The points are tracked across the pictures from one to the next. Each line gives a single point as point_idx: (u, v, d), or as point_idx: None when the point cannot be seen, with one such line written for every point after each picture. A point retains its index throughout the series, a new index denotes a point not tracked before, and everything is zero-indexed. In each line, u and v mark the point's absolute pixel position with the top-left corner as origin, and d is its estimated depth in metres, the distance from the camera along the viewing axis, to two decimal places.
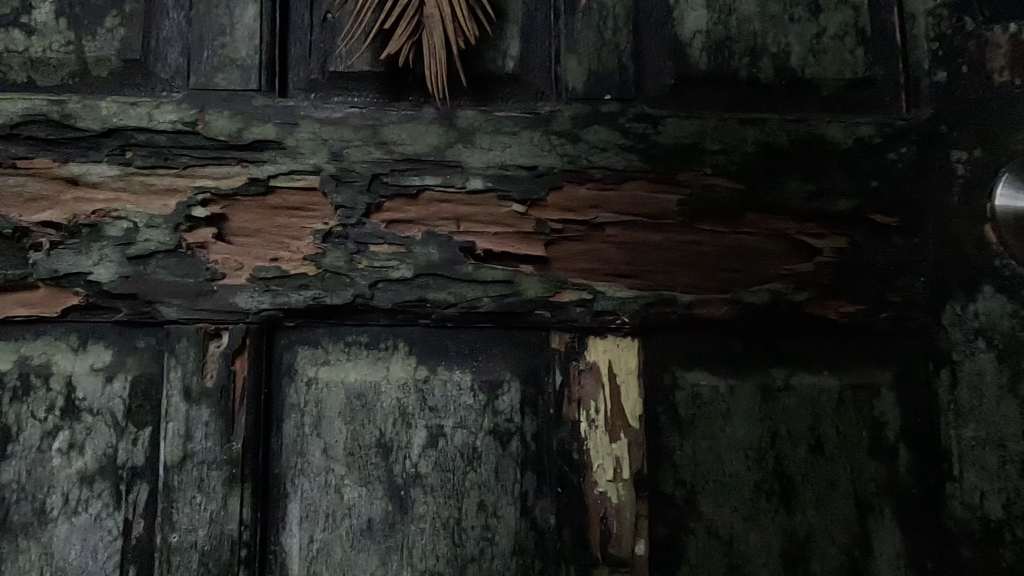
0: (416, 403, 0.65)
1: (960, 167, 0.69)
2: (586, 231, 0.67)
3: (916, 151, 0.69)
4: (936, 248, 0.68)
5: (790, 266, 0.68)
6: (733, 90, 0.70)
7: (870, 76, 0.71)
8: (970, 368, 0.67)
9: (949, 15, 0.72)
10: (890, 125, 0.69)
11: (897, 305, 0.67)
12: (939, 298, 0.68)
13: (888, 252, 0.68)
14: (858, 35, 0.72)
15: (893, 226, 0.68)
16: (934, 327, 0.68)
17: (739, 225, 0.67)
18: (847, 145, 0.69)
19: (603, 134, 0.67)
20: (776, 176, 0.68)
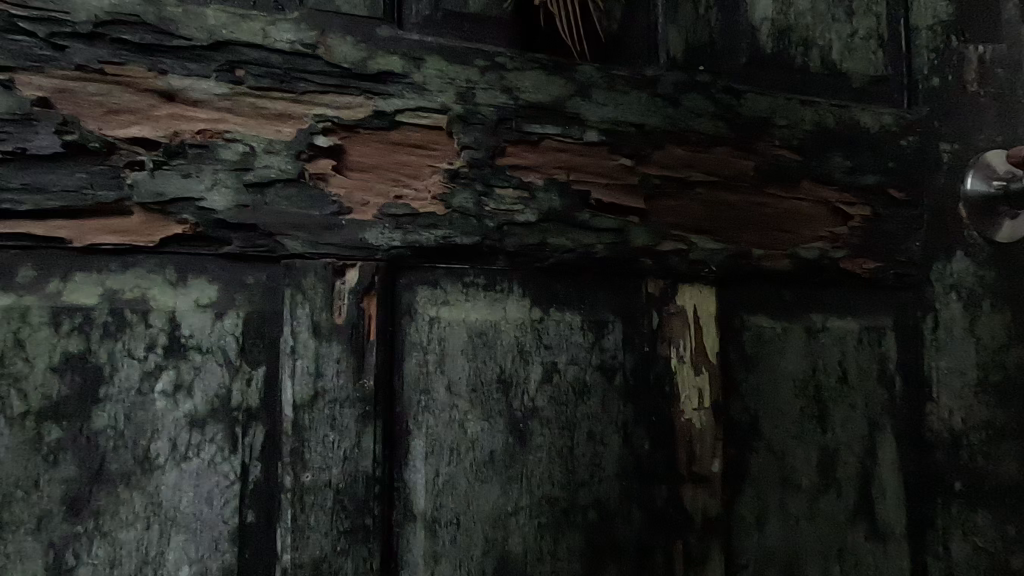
0: (532, 341, 0.68)
1: (947, 156, 0.86)
2: (680, 188, 0.74)
3: (920, 139, 0.85)
4: (928, 219, 0.85)
5: (830, 228, 0.81)
6: (791, 74, 0.81)
7: (886, 75, 0.86)
8: (946, 314, 0.86)
9: (942, 31, 0.88)
10: (902, 118, 0.85)
11: (902, 263, 0.84)
12: (928, 260, 0.85)
13: (899, 220, 0.83)
14: (878, 39, 0.86)
15: (902, 199, 0.84)
16: (924, 282, 0.85)
17: (797, 191, 0.79)
18: (874, 130, 0.83)
19: (698, 100, 0.74)
20: (825, 151, 0.80)
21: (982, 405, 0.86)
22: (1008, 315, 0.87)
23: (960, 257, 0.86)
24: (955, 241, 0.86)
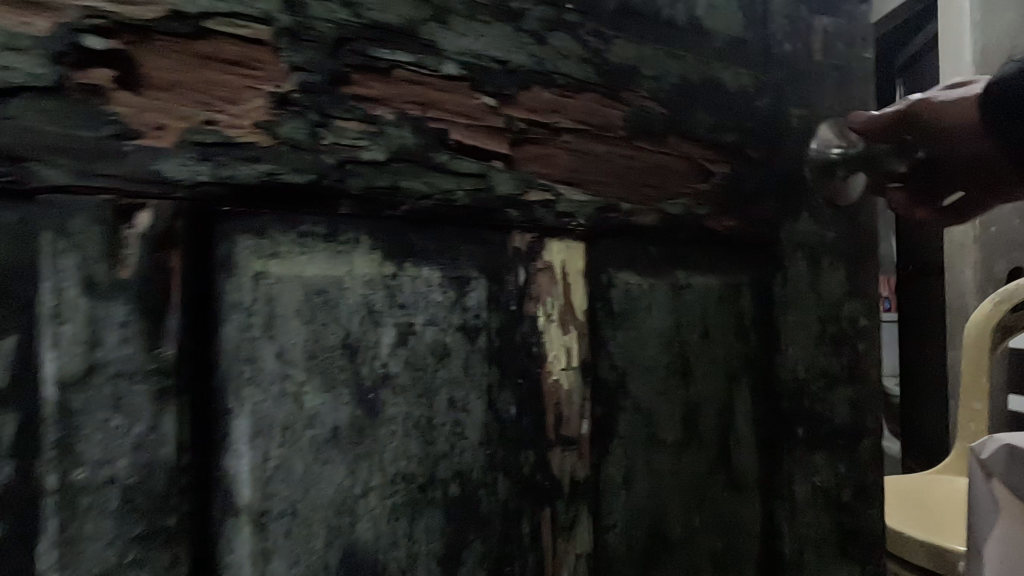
0: (383, 300, 0.60)
1: (796, 120, 0.90)
2: (548, 134, 0.69)
3: (774, 102, 0.87)
4: (780, 180, 0.89)
5: (694, 185, 0.80)
6: (660, 25, 0.79)
7: (746, 36, 0.87)
8: (793, 271, 0.90)
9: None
10: (759, 80, 0.87)
11: (757, 222, 0.87)
12: (780, 219, 0.89)
13: (755, 179, 0.86)
14: (739, 1, 0.87)
15: (757, 159, 0.86)
16: (777, 241, 0.89)
17: (662, 145, 0.77)
18: (734, 90, 0.84)
19: (566, 41, 0.69)
20: (690, 106, 0.79)
21: (821, 355, 0.92)
22: (842, 272, 0.95)
23: (806, 218, 0.91)
24: (802, 202, 0.91)
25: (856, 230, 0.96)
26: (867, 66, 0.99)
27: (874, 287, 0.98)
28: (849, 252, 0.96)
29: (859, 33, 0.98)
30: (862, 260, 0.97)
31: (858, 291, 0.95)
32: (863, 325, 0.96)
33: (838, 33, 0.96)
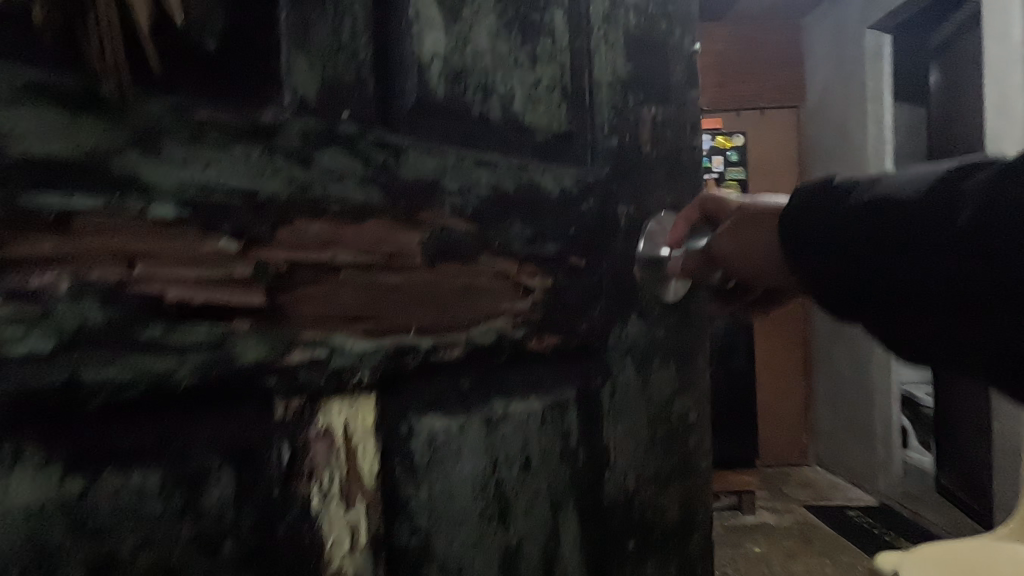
0: (65, 534, 0.42)
1: (624, 217, 0.85)
2: (319, 273, 0.56)
3: (601, 204, 0.81)
4: (608, 283, 0.83)
5: (510, 305, 0.72)
6: (468, 125, 0.69)
7: (569, 131, 0.80)
8: (621, 378, 0.86)
9: (620, 88, 0.85)
10: (584, 179, 0.80)
11: (582, 333, 0.81)
12: (607, 325, 0.84)
13: (579, 289, 0.80)
14: (562, 90, 0.79)
15: (581, 267, 0.80)
16: (602, 348, 0.84)
17: (471, 266, 0.68)
18: (555, 195, 0.76)
19: (341, 159, 0.57)
20: (503, 218, 0.70)
21: (652, 459, 0.89)
22: (672, 369, 0.92)
23: (635, 320, 0.87)
24: (632, 304, 0.87)
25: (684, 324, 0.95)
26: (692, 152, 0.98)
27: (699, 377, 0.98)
28: (678, 347, 0.94)
29: (687, 118, 0.95)
30: (690, 353, 0.96)
31: (687, 387, 0.93)
32: (694, 419, 0.95)
33: (666, 119, 0.92)
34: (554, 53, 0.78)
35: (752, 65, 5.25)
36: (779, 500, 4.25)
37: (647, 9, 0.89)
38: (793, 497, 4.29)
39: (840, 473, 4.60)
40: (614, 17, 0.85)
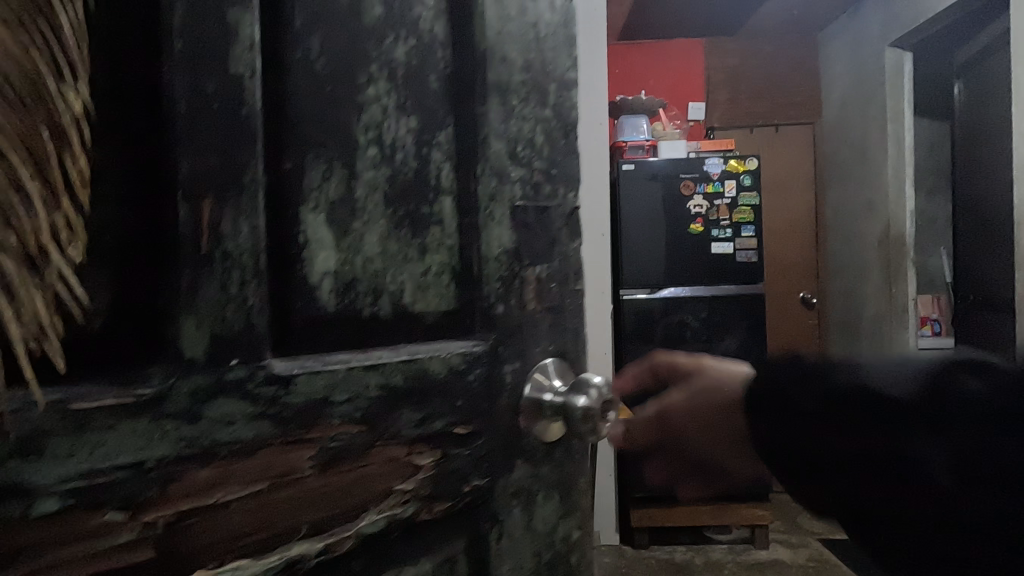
0: None
1: (509, 377, 0.82)
2: (208, 514, 0.61)
3: (487, 371, 0.80)
4: (491, 439, 0.81)
5: (399, 486, 0.75)
6: (361, 329, 0.73)
7: (457, 306, 0.80)
8: (509, 522, 0.84)
9: (506, 259, 0.81)
10: (474, 353, 0.80)
11: (469, 490, 0.80)
12: (491, 476, 0.82)
13: (465, 450, 0.80)
14: (453, 270, 0.80)
15: (470, 431, 0.80)
16: (488, 496, 0.83)
17: (362, 462, 0.72)
18: (441, 374, 0.78)
19: (229, 405, 0.62)
20: (393, 410, 0.74)
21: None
22: (558, 500, 0.90)
23: (519, 465, 0.85)
24: (517, 451, 0.85)
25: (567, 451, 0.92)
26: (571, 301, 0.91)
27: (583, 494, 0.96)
28: (562, 473, 0.91)
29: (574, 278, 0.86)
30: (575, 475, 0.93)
31: (571, 513, 0.90)
32: (579, 540, 0.93)
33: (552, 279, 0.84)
34: (443, 238, 0.79)
35: (768, 87, 5.56)
36: (792, 533, 4.68)
37: (532, 175, 0.83)
38: (808, 530, 4.70)
39: None
40: (500, 189, 0.81)
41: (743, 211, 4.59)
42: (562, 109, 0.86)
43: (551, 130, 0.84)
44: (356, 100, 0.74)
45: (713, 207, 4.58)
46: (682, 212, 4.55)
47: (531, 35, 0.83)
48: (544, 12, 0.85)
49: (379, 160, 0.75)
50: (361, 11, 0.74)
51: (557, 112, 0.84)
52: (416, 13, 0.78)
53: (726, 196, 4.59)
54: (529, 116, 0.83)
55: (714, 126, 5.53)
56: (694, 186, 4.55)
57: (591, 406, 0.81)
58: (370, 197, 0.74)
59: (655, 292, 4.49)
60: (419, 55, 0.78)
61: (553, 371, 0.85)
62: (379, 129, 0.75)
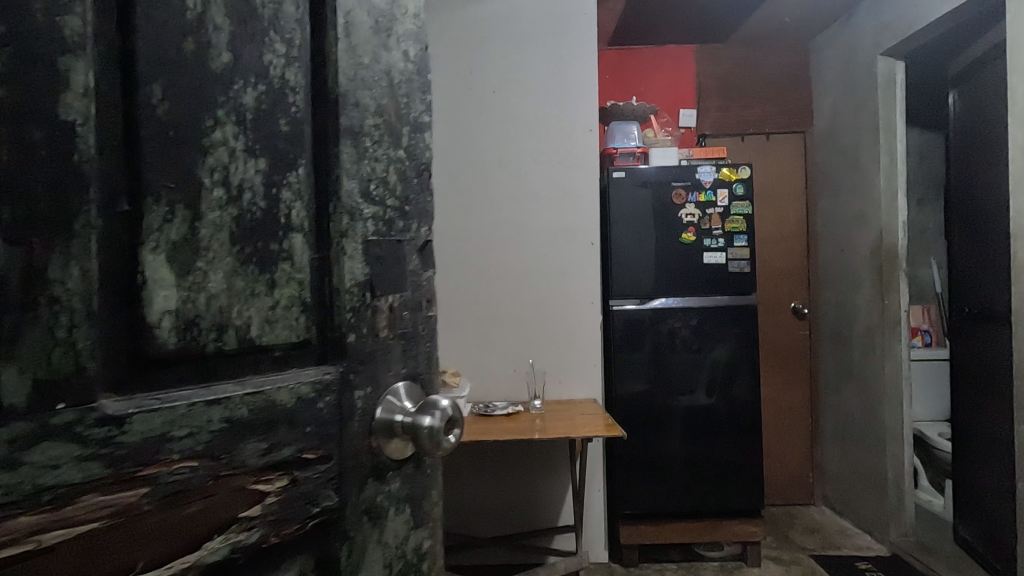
0: None
1: (360, 401, 0.87)
2: (28, 562, 0.59)
3: (337, 397, 0.84)
4: (341, 462, 0.85)
5: (245, 513, 0.76)
6: (204, 362, 0.75)
7: (307, 337, 0.83)
8: (359, 539, 0.87)
9: (358, 290, 0.85)
10: (324, 381, 0.83)
11: (319, 513, 0.83)
12: (340, 497, 0.85)
13: (315, 475, 0.82)
14: (302, 304, 0.82)
15: (319, 456, 0.83)
16: (338, 516, 0.85)
17: (204, 494, 0.73)
18: (288, 404, 0.80)
19: (57, 449, 0.61)
20: (237, 440, 0.76)
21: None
22: (408, 512, 0.95)
23: (370, 482, 0.89)
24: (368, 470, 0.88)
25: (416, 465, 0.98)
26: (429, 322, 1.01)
27: (433, 506, 1.02)
28: (411, 486, 0.97)
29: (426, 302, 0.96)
30: (425, 487, 0.99)
31: (421, 524, 0.96)
32: (429, 549, 0.99)
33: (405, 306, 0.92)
34: (293, 273, 0.82)
35: (756, 94, 5.49)
36: (784, 548, 4.60)
37: (385, 213, 0.87)
38: (800, 545, 4.63)
39: (848, 517, 4.95)
40: (351, 227, 0.85)
41: (736, 221, 4.45)
42: (416, 149, 0.96)
43: (404, 168, 0.94)
44: (201, 142, 0.75)
45: (706, 216, 4.45)
46: (674, 221, 4.44)
47: (384, 81, 0.89)
48: (395, 62, 0.94)
49: (225, 202, 0.76)
50: (206, 57, 0.75)
51: (409, 152, 0.94)
52: (266, 61, 0.80)
53: (718, 205, 4.46)
54: (381, 155, 0.90)
55: (705, 133, 5.44)
56: (686, 195, 4.44)
57: (437, 429, 0.87)
58: (215, 237, 0.76)
59: (648, 302, 4.44)
60: (270, 99, 0.81)
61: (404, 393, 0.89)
62: (225, 171, 0.77)
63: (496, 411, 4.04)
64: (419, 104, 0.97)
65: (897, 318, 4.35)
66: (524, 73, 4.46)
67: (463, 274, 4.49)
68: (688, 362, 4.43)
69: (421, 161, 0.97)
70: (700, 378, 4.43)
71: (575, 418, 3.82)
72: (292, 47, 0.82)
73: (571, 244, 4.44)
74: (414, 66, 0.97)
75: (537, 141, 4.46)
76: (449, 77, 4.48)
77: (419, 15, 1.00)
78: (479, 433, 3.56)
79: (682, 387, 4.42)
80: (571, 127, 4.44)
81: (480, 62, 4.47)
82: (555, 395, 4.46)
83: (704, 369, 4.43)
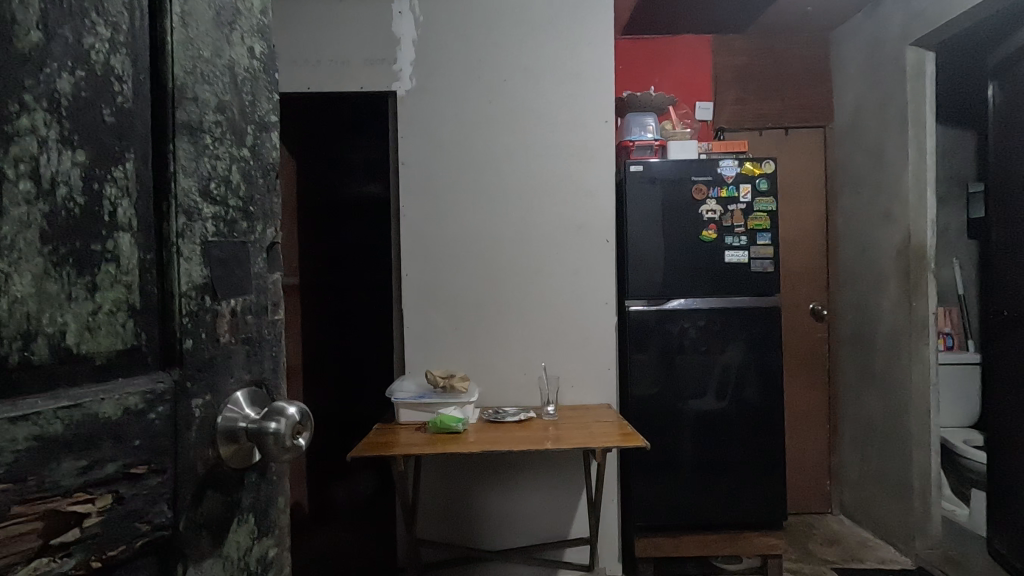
0: None
1: (199, 410, 0.82)
2: None
3: (171, 408, 0.77)
4: (180, 475, 0.78)
5: (58, 539, 0.65)
6: (4, 376, 0.63)
7: (137, 343, 0.76)
8: (197, 555, 0.81)
9: (197, 295, 0.81)
10: (157, 390, 0.76)
11: (150, 532, 0.75)
12: (176, 514, 0.78)
13: (145, 492, 0.74)
14: (130, 308, 0.75)
15: (151, 470, 0.75)
16: (174, 535, 0.78)
17: (4, 521, 0.61)
18: (115, 417, 0.71)
19: None
20: (45, 460, 0.64)
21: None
22: (252, 521, 0.92)
23: (207, 494, 0.83)
24: (205, 481, 0.82)
25: (262, 473, 0.94)
26: (280, 325, 0.98)
27: (280, 513, 1.00)
28: (257, 494, 0.94)
29: (270, 304, 0.95)
30: (270, 495, 0.96)
31: (266, 533, 0.94)
32: (273, 556, 0.96)
33: (248, 309, 0.90)
34: (119, 275, 0.74)
35: (775, 85, 5.21)
36: (807, 561, 4.35)
37: (227, 212, 0.87)
38: (823, 558, 4.36)
39: (868, 527, 4.70)
40: (189, 227, 0.81)
41: (759, 218, 4.25)
42: (261, 149, 0.95)
43: (248, 169, 0.92)
44: (3, 128, 0.63)
45: (728, 212, 4.24)
46: (692, 217, 4.23)
47: (226, 77, 0.87)
48: (240, 57, 0.91)
49: (34, 196, 0.66)
50: (10, 35, 0.63)
51: (254, 152, 0.93)
52: (84, 44, 0.71)
53: (741, 200, 4.25)
54: (224, 154, 0.87)
55: (723, 126, 5.16)
56: (707, 190, 4.22)
57: (282, 433, 0.82)
58: (20, 236, 0.65)
59: (664, 303, 4.23)
60: (92, 86, 0.71)
61: (246, 400, 0.88)
62: (35, 161, 0.66)
63: (506, 417, 3.87)
64: (265, 102, 0.96)
65: (924, 320, 4.09)
66: (537, 67, 4.25)
67: (472, 275, 4.25)
68: (698, 365, 4.21)
69: (267, 161, 0.96)
70: (711, 382, 4.22)
71: (589, 427, 3.65)
72: (119, 33, 0.74)
73: (584, 241, 4.29)
74: (262, 62, 0.96)
75: (551, 137, 4.27)
76: (457, 68, 4.22)
77: (268, 10, 0.98)
78: (491, 442, 3.38)
79: (692, 391, 4.21)
80: (585, 121, 4.27)
81: (490, 51, 4.22)
82: (568, 400, 4.29)
83: (715, 372, 4.22)
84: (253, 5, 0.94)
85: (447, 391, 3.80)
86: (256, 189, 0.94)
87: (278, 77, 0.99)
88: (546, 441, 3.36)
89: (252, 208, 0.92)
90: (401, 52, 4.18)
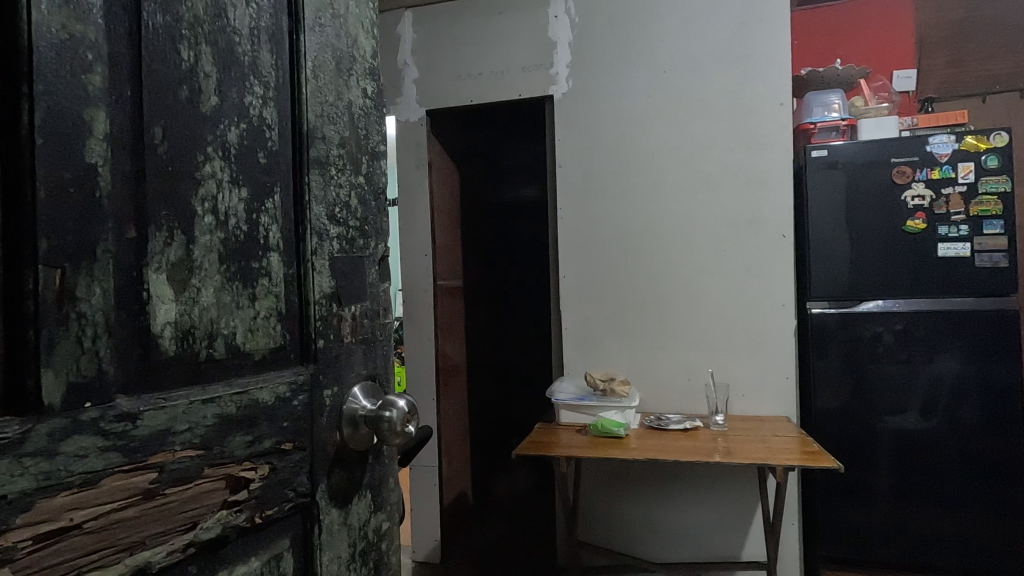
0: None
1: (329, 400, 0.98)
2: (58, 539, 0.63)
3: (309, 396, 0.94)
4: (315, 452, 0.95)
5: (234, 497, 0.82)
6: (197, 367, 0.80)
7: (283, 343, 0.93)
8: (328, 519, 0.97)
9: (326, 302, 0.98)
10: (298, 381, 0.93)
11: (293, 497, 0.91)
12: (312, 484, 0.95)
13: (291, 464, 0.91)
14: (278, 314, 0.92)
15: (295, 447, 0.92)
16: (311, 501, 0.95)
17: (200, 479, 0.78)
18: (270, 401, 0.88)
19: (85, 440, 0.66)
20: (224, 434, 0.81)
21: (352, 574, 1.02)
22: (369, 497, 1.07)
23: (335, 471, 0.99)
24: (333, 459, 0.99)
25: (376, 456, 1.10)
26: (389, 328, 1.14)
27: (391, 492, 1.15)
28: (372, 475, 1.09)
29: (381, 310, 1.12)
30: (382, 476, 1.12)
31: (380, 508, 1.09)
32: (386, 529, 1.11)
33: (365, 313, 1.07)
34: (270, 287, 0.91)
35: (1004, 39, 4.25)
36: None
37: (348, 232, 1.04)
38: None
39: None
40: (320, 245, 0.98)
41: (986, 201, 3.50)
42: (373, 176, 1.11)
43: (363, 193, 1.08)
44: (194, 175, 0.80)
45: (942, 197, 3.55)
46: (893, 205, 3.62)
47: (346, 117, 1.04)
48: (356, 98, 1.08)
49: (214, 227, 0.82)
50: (198, 101, 0.81)
51: (367, 178, 1.09)
52: (246, 101, 0.88)
53: (960, 182, 3.53)
54: (345, 182, 1.04)
55: (930, 96, 4.34)
56: (912, 172, 3.59)
57: (395, 421, 1.00)
58: (207, 257, 0.81)
59: (854, 306, 3.68)
60: (251, 135, 0.89)
61: (365, 394, 1.04)
62: (214, 200, 0.83)
63: (670, 425, 3.71)
64: (375, 135, 1.13)
65: None
66: (701, 54, 4.03)
67: (628, 275, 4.18)
68: (893, 377, 3.61)
69: (377, 184, 1.13)
70: (912, 397, 3.58)
71: (767, 441, 3.34)
72: (269, 90, 0.92)
73: (755, 237, 3.95)
74: (373, 100, 1.13)
75: (717, 126, 4.02)
76: (611, 66, 4.20)
77: (377, 55, 1.15)
78: (654, 450, 3.27)
79: (888, 407, 3.61)
80: (756, 107, 3.95)
81: (648, 43, 4.13)
82: (739, 411, 3.96)
83: (920, 385, 3.57)
84: (365, 52, 1.11)
85: (607, 394, 3.79)
86: (370, 211, 1.10)
87: (385, 113, 1.16)
88: (716, 454, 3.15)
89: (366, 227, 1.08)
90: (558, 56, 4.29)
